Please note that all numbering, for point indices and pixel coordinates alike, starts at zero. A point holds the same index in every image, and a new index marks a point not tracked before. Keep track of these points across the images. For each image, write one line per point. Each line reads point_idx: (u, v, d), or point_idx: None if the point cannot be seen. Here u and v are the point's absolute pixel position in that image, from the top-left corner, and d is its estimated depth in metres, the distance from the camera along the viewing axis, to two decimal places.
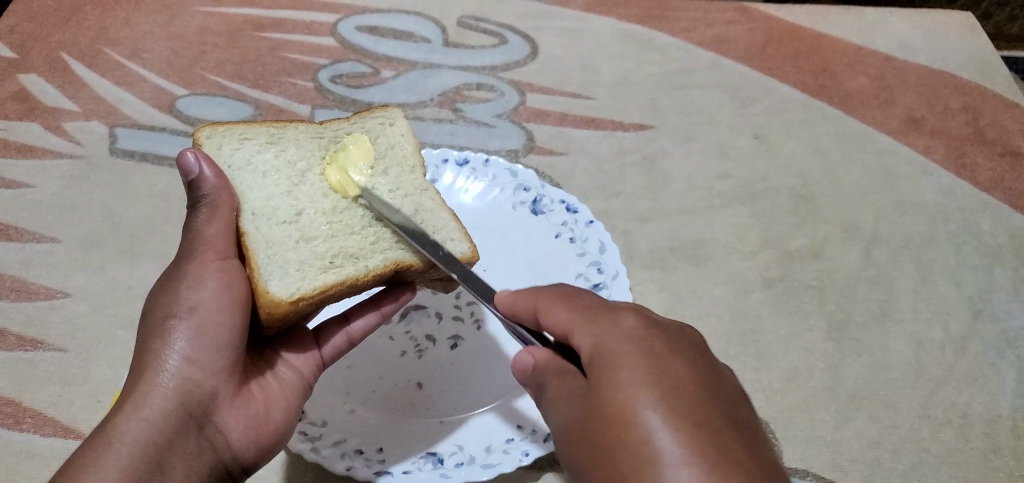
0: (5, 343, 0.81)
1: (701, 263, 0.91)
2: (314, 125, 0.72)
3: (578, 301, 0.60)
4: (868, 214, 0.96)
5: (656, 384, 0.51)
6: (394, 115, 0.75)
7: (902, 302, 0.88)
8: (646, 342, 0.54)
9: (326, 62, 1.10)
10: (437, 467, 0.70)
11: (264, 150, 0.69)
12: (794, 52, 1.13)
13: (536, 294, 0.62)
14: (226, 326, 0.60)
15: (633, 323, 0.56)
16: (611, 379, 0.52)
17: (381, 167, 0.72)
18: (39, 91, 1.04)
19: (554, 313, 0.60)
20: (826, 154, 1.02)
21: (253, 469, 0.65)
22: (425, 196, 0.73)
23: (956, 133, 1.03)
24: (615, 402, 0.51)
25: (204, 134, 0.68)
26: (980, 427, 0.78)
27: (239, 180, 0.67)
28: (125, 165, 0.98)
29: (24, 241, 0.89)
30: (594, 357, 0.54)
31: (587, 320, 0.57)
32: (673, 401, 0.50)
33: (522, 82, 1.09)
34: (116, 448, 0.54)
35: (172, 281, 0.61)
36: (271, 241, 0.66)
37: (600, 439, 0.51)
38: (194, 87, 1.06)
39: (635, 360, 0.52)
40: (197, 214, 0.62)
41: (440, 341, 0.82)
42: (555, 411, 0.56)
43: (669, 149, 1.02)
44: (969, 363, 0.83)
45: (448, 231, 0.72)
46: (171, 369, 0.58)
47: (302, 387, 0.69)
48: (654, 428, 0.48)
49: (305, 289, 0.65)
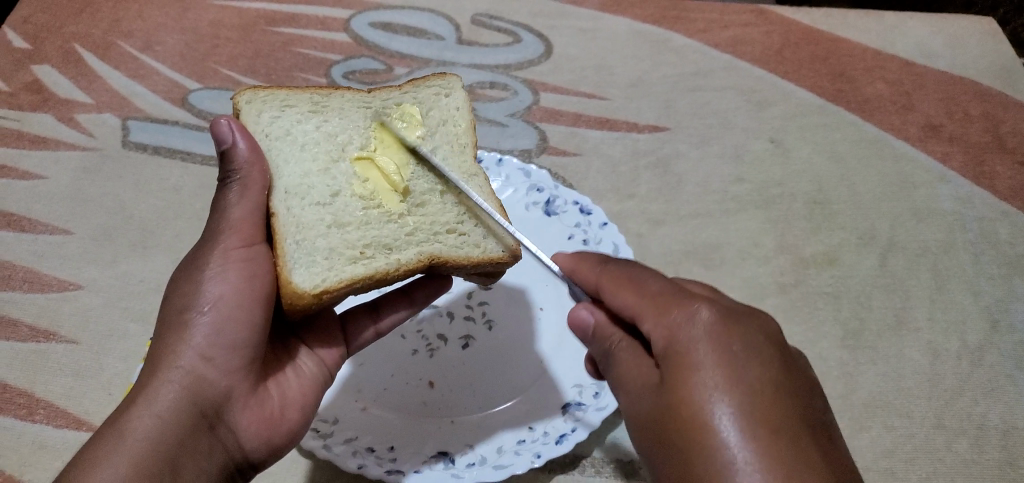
0: (18, 334, 0.81)
1: (714, 268, 0.90)
2: (363, 96, 0.72)
3: (646, 282, 0.55)
4: (885, 221, 0.95)
5: (732, 386, 0.47)
6: (453, 84, 0.75)
7: (919, 311, 0.87)
8: (723, 332, 0.50)
9: (339, 58, 1.09)
10: (449, 467, 0.70)
11: (307, 120, 0.69)
12: (811, 56, 1.12)
13: (600, 268, 0.59)
14: (244, 324, 0.59)
15: (705, 313, 0.51)
16: (672, 374, 0.50)
17: (429, 143, 0.72)
18: (53, 82, 1.03)
19: (620, 297, 0.56)
20: (842, 159, 1.01)
21: (262, 468, 0.64)
22: (472, 183, 0.72)
23: (975, 141, 1.02)
24: (682, 400, 0.48)
25: (245, 98, 0.68)
26: (996, 438, 0.77)
27: (275, 152, 0.66)
28: (138, 157, 0.97)
29: (36, 232, 0.89)
30: (665, 352, 0.51)
31: (653, 305, 0.53)
32: (750, 410, 0.46)
33: (536, 81, 1.08)
34: (129, 444, 0.53)
35: (192, 272, 0.60)
36: (303, 223, 0.65)
37: (670, 436, 0.49)
38: (207, 81, 1.06)
39: (706, 361, 0.49)
40: (228, 190, 0.61)
41: (452, 340, 0.81)
42: (625, 393, 0.54)
43: (684, 152, 1.01)
44: (985, 374, 0.82)
45: (491, 227, 0.71)
46: (185, 365, 0.57)
47: (319, 385, 0.69)
48: (723, 435, 0.46)
49: (331, 281, 0.64)
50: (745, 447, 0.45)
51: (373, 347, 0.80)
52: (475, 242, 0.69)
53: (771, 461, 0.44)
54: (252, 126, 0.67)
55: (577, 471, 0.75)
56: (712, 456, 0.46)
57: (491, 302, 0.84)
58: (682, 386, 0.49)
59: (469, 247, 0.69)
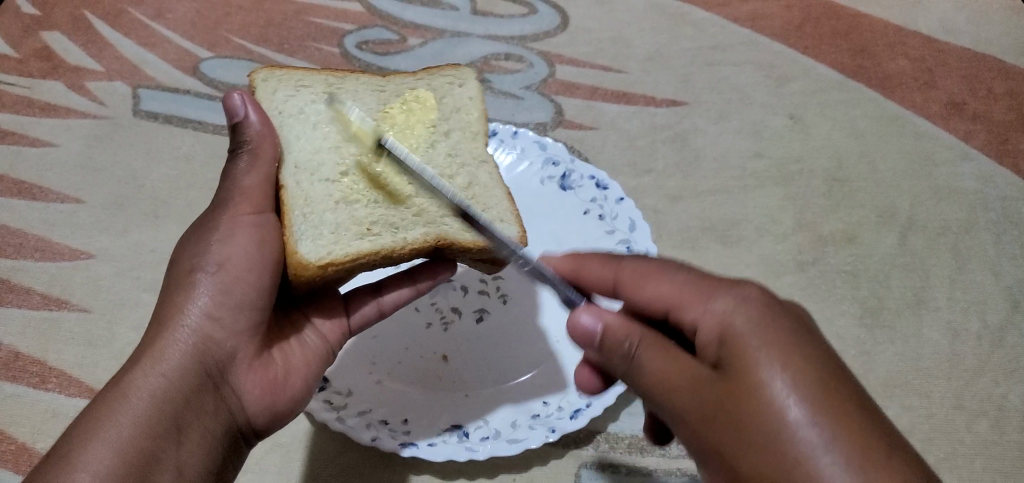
0: (30, 302, 0.80)
1: (732, 245, 0.89)
2: (376, 80, 0.72)
3: (674, 272, 0.54)
4: (905, 200, 0.94)
5: (798, 357, 0.45)
6: (464, 75, 0.73)
7: (938, 291, 0.86)
8: (772, 314, 0.47)
9: (352, 27, 1.08)
10: (463, 441, 0.69)
11: (320, 99, 0.69)
12: (832, 31, 1.10)
13: (616, 265, 0.58)
14: (253, 286, 0.58)
15: (753, 293, 0.49)
16: (731, 354, 0.46)
17: (442, 128, 0.71)
18: (62, 49, 1.02)
19: (650, 288, 0.55)
20: (863, 137, 0.99)
21: (266, 433, 0.64)
22: (481, 170, 0.71)
23: (999, 119, 1.00)
24: (748, 375, 0.45)
25: (261, 77, 0.70)
26: (1017, 420, 0.76)
27: (288, 128, 0.67)
28: (149, 126, 0.96)
29: (47, 200, 0.88)
30: (719, 333, 0.48)
31: (695, 290, 0.51)
32: (823, 381, 0.44)
33: (552, 53, 1.06)
34: (132, 404, 0.53)
35: (202, 234, 0.60)
36: (314, 195, 0.65)
37: (734, 421, 0.44)
38: (218, 50, 1.04)
39: (768, 335, 0.46)
40: (237, 159, 0.61)
41: (466, 314, 0.80)
42: (662, 391, 0.49)
43: (702, 126, 1.00)
44: (1006, 355, 0.81)
45: (500, 213, 0.69)
46: (192, 324, 0.57)
47: (322, 356, 0.68)
48: (796, 415, 0.43)
49: (337, 253, 0.63)
50: (821, 425, 0.42)
51: (384, 320, 0.79)
52: None
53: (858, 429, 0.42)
54: (267, 102, 0.68)
55: (593, 447, 0.74)
56: (789, 438, 0.42)
57: (506, 276, 0.83)
58: (742, 370, 0.45)
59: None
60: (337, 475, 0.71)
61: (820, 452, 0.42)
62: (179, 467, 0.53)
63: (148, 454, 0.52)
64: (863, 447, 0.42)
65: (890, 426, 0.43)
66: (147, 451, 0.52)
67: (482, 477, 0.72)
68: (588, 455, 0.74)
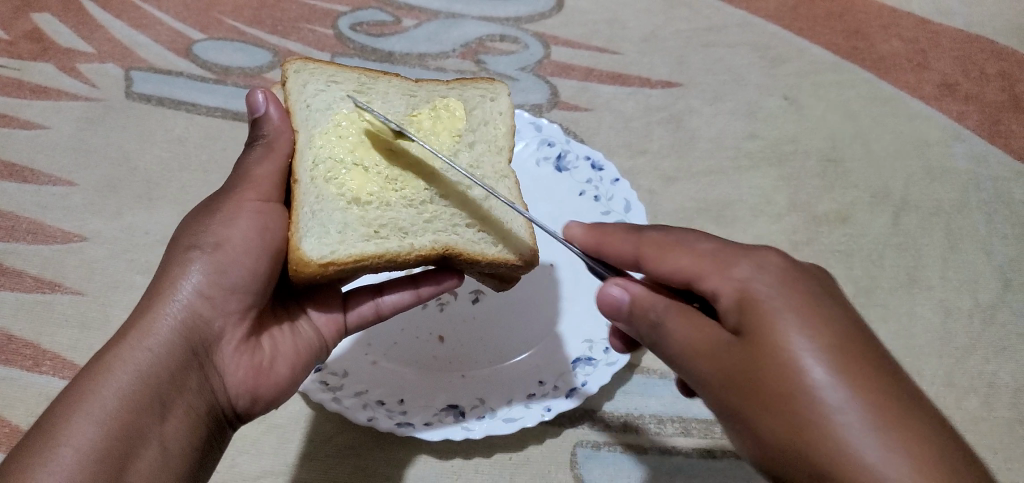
0: (23, 285, 0.80)
1: (728, 225, 0.90)
2: (409, 84, 0.70)
3: (696, 243, 0.51)
4: (898, 180, 0.94)
5: (819, 327, 0.44)
6: (499, 90, 0.72)
7: (930, 270, 0.86)
8: (793, 282, 0.46)
9: (346, 9, 1.07)
10: (459, 420, 0.70)
11: (348, 97, 0.68)
12: (826, 13, 1.10)
13: (637, 237, 0.55)
14: (247, 269, 0.58)
15: (775, 265, 0.48)
16: (752, 320, 0.45)
17: (468, 139, 0.69)
18: (53, 31, 1.01)
19: (670, 260, 0.51)
20: (857, 117, 1.00)
21: (249, 417, 0.64)
22: (501, 184, 0.69)
23: (991, 100, 1.00)
24: (770, 343, 0.43)
25: (294, 67, 0.69)
26: (1006, 396, 0.77)
27: (312, 121, 0.66)
28: (142, 109, 0.96)
29: (40, 183, 0.88)
30: (739, 301, 0.46)
31: (714, 259, 0.49)
32: (841, 348, 0.43)
33: (547, 34, 1.06)
34: (119, 376, 0.53)
35: (205, 215, 0.61)
36: (326, 189, 0.64)
37: (761, 392, 0.43)
38: (210, 32, 1.03)
39: (790, 305, 0.45)
40: (253, 150, 0.63)
41: (462, 295, 0.81)
42: (691, 359, 0.47)
43: (696, 108, 1.00)
44: (996, 333, 0.82)
45: (514, 228, 0.69)
46: (183, 300, 0.57)
47: (314, 346, 0.68)
48: (820, 381, 0.42)
49: (340, 254, 0.62)
50: (845, 387, 0.42)
51: None
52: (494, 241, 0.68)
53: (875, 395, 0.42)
54: (296, 94, 0.67)
55: (587, 425, 0.75)
56: (816, 398, 0.41)
57: None
58: (770, 333, 0.44)
59: (486, 244, 0.68)
60: (334, 455, 0.71)
61: (840, 411, 0.41)
62: (162, 444, 0.53)
63: (132, 429, 0.52)
64: (888, 409, 0.41)
65: (912, 393, 0.43)
66: (131, 427, 0.52)
67: (478, 456, 0.73)
68: (582, 432, 0.74)
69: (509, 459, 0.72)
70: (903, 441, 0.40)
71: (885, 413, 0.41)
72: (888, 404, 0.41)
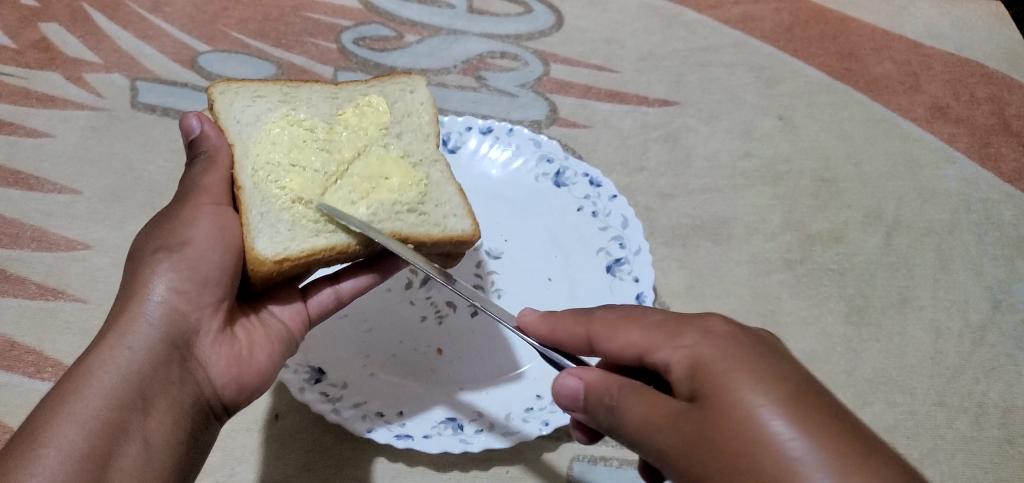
0: (26, 292, 0.81)
1: (722, 242, 0.91)
2: (329, 87, 0.71)
3: (644, 316, 0.52)
4: (890, 201, 0.96)
5: (777, 387, 0.43)
6: (417, 82, 0.74)
7: (921, 290, 0.88)
8: (741, 339, 0.46)
9: (350, 24, 1.09)
10: (457, 433, 0.71)
11: (274, 106, 0.69)
12: (821, 35, 1.12)
13: (587, 319, 0.55)
14: (216, 263, 0.60)
15: (720, 327, 0.48)
16: (710, 386, 0.44)
17: (395, 131, 0.71)
18: (60, 40, 1.03)
19: (619, 336, 0.51)
20: (850, 138, 1.02)
21: (236, 409, 0.65)
22: (434, 169, 0.73)
23: (981, 123, 1.02)
24: (725, 407, 0.42)
25: (217, 90, 0.69)
26: (995, 416, 0.79)
27: (243, 133, 0.67)
28: (146, 119, 0.97)
29: (44, 191, 0.89)
30: (692, 369, 0.45)
31: (663, 330, 0.49)
32: (795, 403, 0.42)
33: (547, 52, 1.08)
34: (99, 377, 0.54)
35: (167, 219, 0.62)
36: (270, 192, 0.65)
37: (727, 457, 0.41)
38: (216, 44, 1.05)
39: (741, 368, 0.44)
40: (196, 165, 0.64)
41: (461, 308, 0.82)
42: (654, 435, 0.45)
43: (693, 126, 1.02)
44: (986, 353, 0.83)
45: (452, 207, 0.72)
46: (157, 299, 0.58)
47: (285, 341, 0.68)
48: (783, 428, 0.41)
49: (294, 250, 0.65)
50: (804, 433, 0.40)
51: (378, 313, 0.80)
52: (436, 221, 0.71)
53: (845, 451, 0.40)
54: (223, 111, 0.68)
55: (585, 440, 0.76)
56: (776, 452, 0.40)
57: (501, 271, 0.85)
58: (723, 396, 0.43)
59: (431, 226, 0.71)
60: (333, 466, 0.72)
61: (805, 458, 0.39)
62: (146, 438, 0.54)
63: (112, 427, 0.53)
64: (853, 457, 0.39)
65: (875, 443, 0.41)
66: (112, 425, 0.53)
67: (477, 469, 0.74)
68: (578, 447, 0.75)
69: (505, 473, 0.73)
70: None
71: (849, 458, 0.39)
72: (848, 449, 0.40)
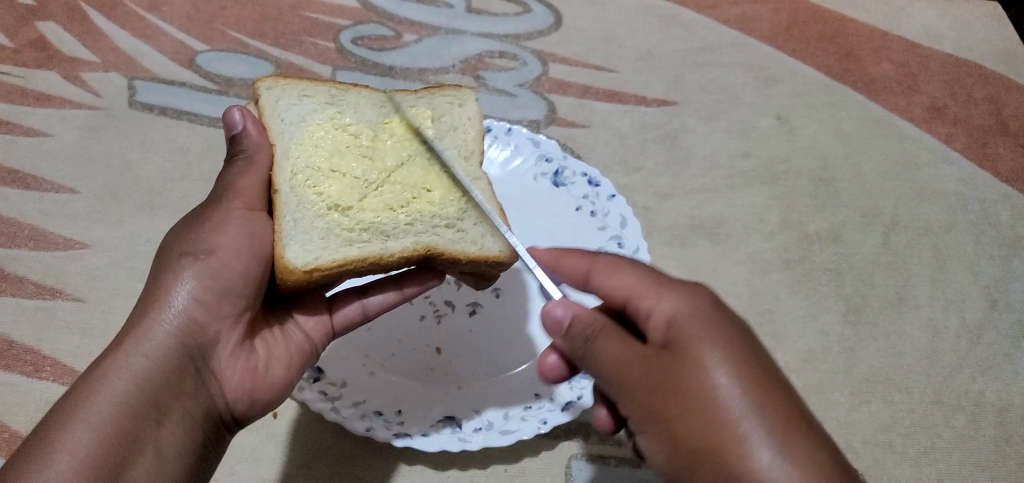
0: (25, 291, 0.81)
1: (721, 242, 0.91)
2: (378, 93, 0.71)
3: (639, 268, 0.57)
4: (888, 200, 0.96)
5: (737, 355, 0.47)
6: (466, 95, 0.74)
7: (919, 289, 0.88)
8: (715, 308, 0.51)
9: (348, 23, 1.09)
10: (455, 432, 0.71)
11: (320, 109, 0.70)
12: (818, 35, 1.12)
13: (591, 256, 0.61)
14: (239, 274, 0.60)
15: (705, 292, 0.52)
16: (679, 337, 0.49)
17: (441, 141, 0.71)
18: (57, 39, 1.03)
19: (614, 277, 0.57)
20: (848, 138, 1.02)
21: (246, 422, 0.65)
22: (477, 184, 0.71)
23: (978, 123, 1.03)
24: (685, 359, 0.48)
25: (266, 85, 0.71)
26: (992, 415, 0.79)
27: (285, 133, 0.68)
28: (144, 118, 0.97)
29: (42, 190, 0.89)
30: (669, 320, 0.50)
31: (656, 283, 0.54)
32: (747, 371, 0.47)
33: (546, 52, 1.08)
34: (116, 383, 0.54)
35: (193, 223, 0.61)
36: (306, 198, 0.66)
37: (670, 402, 0.47)
38: (214, 43, 1.05)
39: (709, 331, 0.48)
40: (233, 164, 0.64)
41: (459, 307, 0.82)
42: (617, 370, 0.51)
43: (691, 126, 1.02)
44: (983, 352, 0.83)
45: (492, 225, 0.70)
46: (177, 307, 0.58)
47: (306, 353, 0.68)
48: (724, 385, 0.46)
49: (323, 259, 0.65)
50: (745, 400, 0.45)
51: None
52: (474, 240, 0.69)
53: (780, 422, 0.45)
54: (269, 109, 0.69)
55: (584, 438, 0.76)
56: (716, 405, 0.45)
57: None
58: (688, 347, 0.48)
59: (467, 244, 0.69)
60: (332, 464, 0.72)
61: (742, 419, 0.45)
62: (158, 449, 0.54)
63: (127, 435, 0.53)
64: (790, 434, 0.44)
65: (815, 431, 0.45)
66: (126, 433, 0.53)
67: (475, 467, 0.74)
68: (576, 446, 0.75)
69: (503, 471, 0.74)
70: (784, 452, 0.43)
71: (781, 433, 0.44)
72: (784, 422, 0.45)
